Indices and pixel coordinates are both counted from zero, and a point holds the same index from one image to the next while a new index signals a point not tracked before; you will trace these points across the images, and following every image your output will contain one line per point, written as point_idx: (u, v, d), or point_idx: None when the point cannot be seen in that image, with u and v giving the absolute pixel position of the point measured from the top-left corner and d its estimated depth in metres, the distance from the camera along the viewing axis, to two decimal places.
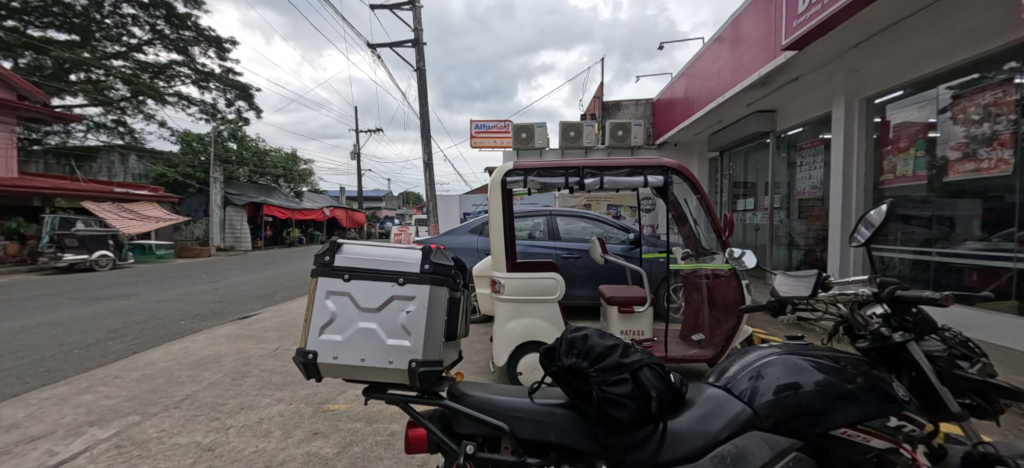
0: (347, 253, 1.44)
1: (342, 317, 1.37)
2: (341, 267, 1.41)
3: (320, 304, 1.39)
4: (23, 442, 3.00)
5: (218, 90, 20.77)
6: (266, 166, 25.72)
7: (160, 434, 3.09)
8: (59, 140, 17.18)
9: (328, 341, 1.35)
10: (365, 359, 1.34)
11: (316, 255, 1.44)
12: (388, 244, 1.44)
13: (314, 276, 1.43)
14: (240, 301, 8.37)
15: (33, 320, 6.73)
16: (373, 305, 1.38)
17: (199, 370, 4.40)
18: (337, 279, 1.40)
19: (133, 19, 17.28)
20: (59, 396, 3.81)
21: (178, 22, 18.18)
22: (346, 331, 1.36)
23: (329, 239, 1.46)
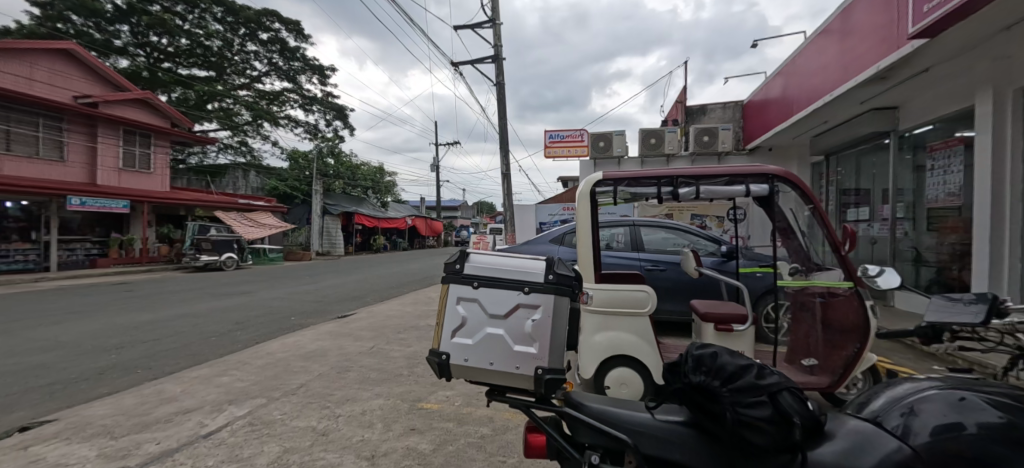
0: (475, 262, 1.55)
1: (472, 322, 1.46)
2: (471, 275, 1.51)
3: (451, 309, 1.50)
4: (180, 413, 3.57)
5: (319, 113, 23.35)
6: (358, 179, 28.16)
7: (283, 417, 3.49)
8: (198, 160, 20.33)
9: (459, 343, 1.45)
10: (492, 363, 1.41)
11: (447, 264, 1.56)
12: (513, 255, 1.52)
13: (446, 284, 1.54)
14: (336, 302, 9.20)
15: (178, 311, 7.99)
16: (501, 312, 1.46)
17: (309, 362, 4.92)
18: (467, 286, 1.50)
19: (255, 54, 20.16)
20: (203, 376, 4.49)
21: (290, 54, 20.81)
22: (475, 336, 1.45)
23: (459, 249, 1.57)
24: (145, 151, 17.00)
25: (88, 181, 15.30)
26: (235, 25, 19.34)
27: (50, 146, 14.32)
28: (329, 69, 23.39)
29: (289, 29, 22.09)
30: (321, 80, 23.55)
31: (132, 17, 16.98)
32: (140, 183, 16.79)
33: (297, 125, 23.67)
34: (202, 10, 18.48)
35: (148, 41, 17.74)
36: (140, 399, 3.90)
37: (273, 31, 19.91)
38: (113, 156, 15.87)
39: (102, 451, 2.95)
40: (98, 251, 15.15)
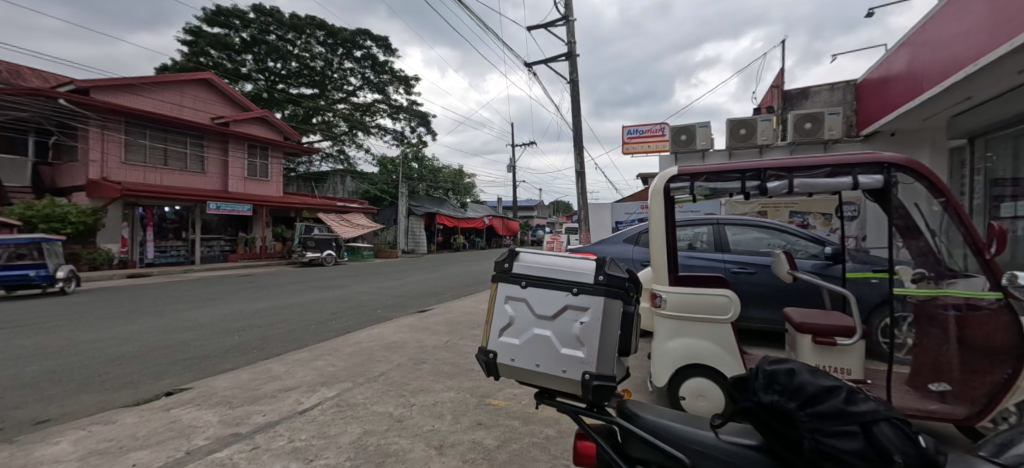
0: (525, 260, 1.53)
1: (520, 322, 1.45)
2: (519, 275, 1.50)
3: (500, 307, 1.50)
4: (281, 391, 3.98)
5: (405, 120, 24.90)
6: (439, 181, 29.46)
7: (365, 401, 3.74)
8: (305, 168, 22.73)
9: (507, 343, 1.44)
10: (539, 365, 1.39)
11: (498, 262, 1.57)
12: (564, 254, 1.48)
13: (495, 282, 1.55)
14: (417, 297, 9.69)
15: (284, 301, 8.95)
16: (549, 313, 1.42)
17: (390, 353, 5.23)
18: (515, 285, 1.49)
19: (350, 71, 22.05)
20: (301, 359, 4.97)
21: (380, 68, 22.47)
22: (523, 336, 1.43)
23: (509, 247, 1.57)
24: (264, 162, 19.32)
25: (221, 187, 17.71)
26: (335, 47, 21.79)
27: (195, 161, 16.91)
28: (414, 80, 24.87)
29: (378, 45, 23.86)
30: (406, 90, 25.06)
31: (254, 47, 19.89)
32: (260, 189, 19.12)
33: (386, 132, 25.46)
34: (308, 35, 21.07)
35: (265, 66, 20.45)
36: (252, 376, 4.42)
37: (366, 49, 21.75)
38: (240, 167, 18.26)
39: (222, 417, 3.38)
40: (229, 247, 17.58)
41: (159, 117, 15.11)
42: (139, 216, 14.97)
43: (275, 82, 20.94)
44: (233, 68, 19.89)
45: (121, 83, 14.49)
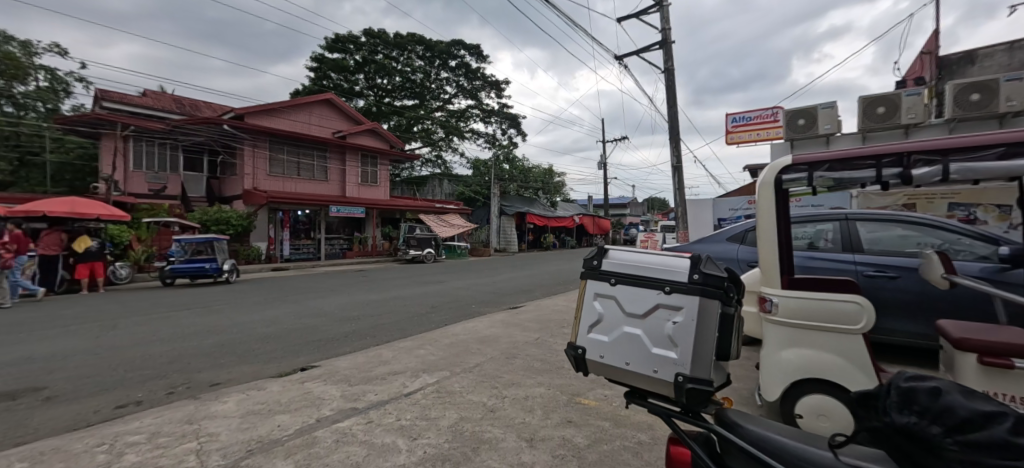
0: (614, 258, 1.52)
1: (606, 318, 1.44)
2: (608, 272, 1.50)
3: (588, 304, 1.51)
4: (388, 374, 4.37)
5: (496, 123, 25.83)
6: (529, 180, 29.79)
7: (461, 390, 3.96)
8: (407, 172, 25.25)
9: (595, 339, 1.45)
10: (627, 363, 1.37)
11: (586, 259, 1.58)
12: (655, 251, 1.44)
13: (584, 279, 1.56)
14: (509, 294, 9.94)
15: (389, 293, 9.81)
16: (639, 312, 1.39)
17: (484, 346, 5.44)
18: (604, 282, 1.49)
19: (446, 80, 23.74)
20: (405, 347, 5.40)
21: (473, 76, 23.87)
22: (609, 332, 1.42)
23: (598, 244, 1.58)
24: (374, 169, 21.26)
25: (341, 192, 19.97)
26: (432, 59, 23.79)
27: (321, 171, 19.35)
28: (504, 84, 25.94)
29: (471, 53, 25.03)
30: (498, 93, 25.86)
31: (365, 67, 22.71)
32: (371, 194, 21.02)
33: (479, 136, 26.55)
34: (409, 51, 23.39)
35: (374, 82, 23.07)
36: (366, 359, 4.91)
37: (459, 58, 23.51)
38: (355, 174, 20.36)
39: (343, 393, 3.82)
40: (347, 245, 19.60)
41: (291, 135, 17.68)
42: (279, 218, 17.38)
43: (382, 96, 23.41)
44: (349, 88, 22.91)
45: (267, 107, 17.15)
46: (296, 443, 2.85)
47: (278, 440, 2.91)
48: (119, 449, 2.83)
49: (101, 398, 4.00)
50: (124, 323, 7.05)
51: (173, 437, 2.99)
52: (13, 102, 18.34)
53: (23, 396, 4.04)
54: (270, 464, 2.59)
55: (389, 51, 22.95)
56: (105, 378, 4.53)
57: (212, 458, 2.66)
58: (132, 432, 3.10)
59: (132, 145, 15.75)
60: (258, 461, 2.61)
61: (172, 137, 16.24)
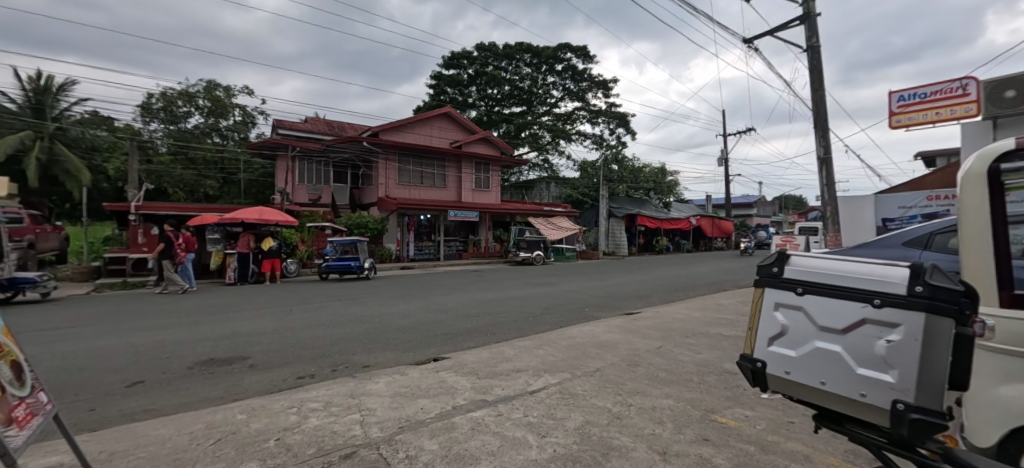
0: (798, 267, 1.70)
1: (799, 332, 1.63)
2: (794, 282, 1.68)
3: (772, 313, 1.74)
4: (512, 371, 4.54)
5: (604, 124, 26.51)
6: (640, 181, 28.51)
7: (584, 394, 3.93)
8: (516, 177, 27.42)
9: (784, 352, 1.67)
10: (823, 382, 1.54)
11: (767, 266, 1.81)
12: (855, 263, 1.54)
13: (766, 288, 1.79)
14: (623, 299, 9.60)
15: (502, 293, 10.24)
16: (839, 327, 1.53)
17: (603, 352, 5.33)
18: (791, 292, 1.69)
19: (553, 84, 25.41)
20: (524, 346, 5.55)
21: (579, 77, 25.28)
22: (800, 348, 1.61)
23: (782, 255, 1.76)
24: (486, 175, 22.31)
25: (457, 197, 21.39)
26: (539, 65, 24.97)
27: (440, 179, 21.05)
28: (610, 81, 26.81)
29: (577, 55, 24.81)
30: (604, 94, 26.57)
31: (477, 79, 24.75)
32: (484, 199, 22.13)
33: (586, 137, 26.86)
34: (517, 60, 24.83)
35: (486, 93, 25.17)
36: (490, 355, 5.16)
37: (565, 61, 24.76)
38: (470, 181, 21.68)
39: (474, 384, 4.09)
40: (462, 247, 20.76)
41: (415, 147, 19.65)
42: (406, 223, 19.19)
43: (493, 105, 25.40)
44: (462, 100, 25.36)
45: (396, 124, 19.34)
46: (438, 426, 3.12)
47: (423, 421, 3.22)
48: (304, 413, 3.41)
49: (285, 369, 4.88)
50: (295, 309, 8.49)
51: (341, 407, 3.51)
52: (220, 135, 23.57)
53: (235, 363, 5.12)
54: (419, 441, 2.87)
55: (499, 62, 24.73)
56: (287, 353, 5.51)
57: (373, 430, 3.04)
58: (311, 400, 3.72)
59: (299, 164, 19.11)
60: (409, 437, 2.92)
61: (326, 154, 19.22)
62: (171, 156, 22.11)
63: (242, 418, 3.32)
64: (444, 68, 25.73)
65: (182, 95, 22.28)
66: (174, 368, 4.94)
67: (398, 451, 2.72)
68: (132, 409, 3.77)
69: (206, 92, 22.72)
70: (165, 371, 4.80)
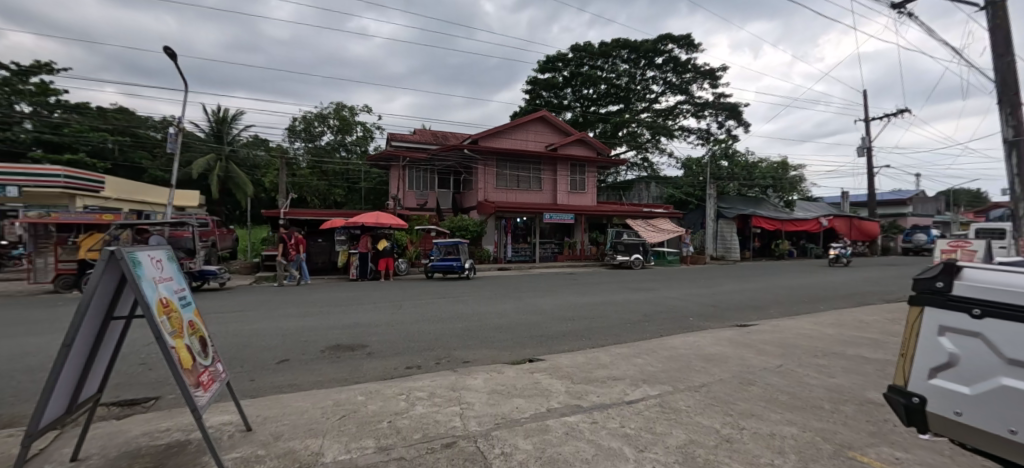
0: (974, 286, 1.62)
1: (980, 365, 1.55)
2: (969, 301, 1.61)
3: (941, 336, 1.68)
4: (610, 379, 4.42)
5: (712, 116, 24.91)
6: (755, 177, 25.69)
7: (688, 411, 3.69)
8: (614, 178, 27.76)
9: (958, 386, 1.61)
10: (1013, 431, 1.47)
11: (930, 280, 1.75)
12: None
13: (931, 306, 1.73)
14: (735, 308, 8.74)
15: (599, 297, 10.06)
16: None
17: (711, 367, 4.93)
18: (966, 314, 1.61)
19: (653, 79, 24.49)
20: (623, 354, 5.37)
21: (682, 69, 23.97)
22: (978, 385, 1.54)
23: (954, 270, 1.70)
24: (581, 177, 22.08)
25: (552, 200, 21.50)
26: (637, 59, 24.13)
27: (536, 182, 21.36)
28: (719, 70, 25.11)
29: (681, 45, 23.46)
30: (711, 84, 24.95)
31: (573, 80, 24.75)
32: (580, 201, 21.93)
33: (690, 132, 25.55)
34: (614, 57, 24.28)
35: (581, 94, 25.12)
36: (586, 360, 5.06)
37: (667, 53, 23.57)
38: (565, 183, 21.65)
39: (569, 389, 4.09)
40: (557, 249, 20.76)
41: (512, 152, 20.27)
42: (503, 225, 19.83)
43: (588, 106, 25.26)
44: (558, 103, 25.66)
45: (493, 130, 20.14)
46: (533, 427, 3.18)
47: (518, 420, 3.31)
48: (411, 400, 3.73)
49: (397, 359, 5.36)
50: (406, 305, 9.27)
51: (443, 399, 3.77)
52: (346, 149, 26.61)
53: (356, 349, 5.77)
54: (513, 439, 2.96)
55: (595, 61, 24.44)
56: (399, 345, 6.05)
57: (471, 423, 3.22)
58: (417, 389, 4.04)
59: (409, 173, 20.87)
60: (503, 434, 3.03)
61: (432, 162, 20.69)
62: (309, 169, 25.64)
63: (361, 400, 3.74)
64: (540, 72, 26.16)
65: (317, 117, 25.73)
66: (310, 350, 5.74)
67: (494, 447, 2.84)
68: (280, 382, 4.48)
69: (335, 113, 25.90)
70: (303, 352, 5.60)
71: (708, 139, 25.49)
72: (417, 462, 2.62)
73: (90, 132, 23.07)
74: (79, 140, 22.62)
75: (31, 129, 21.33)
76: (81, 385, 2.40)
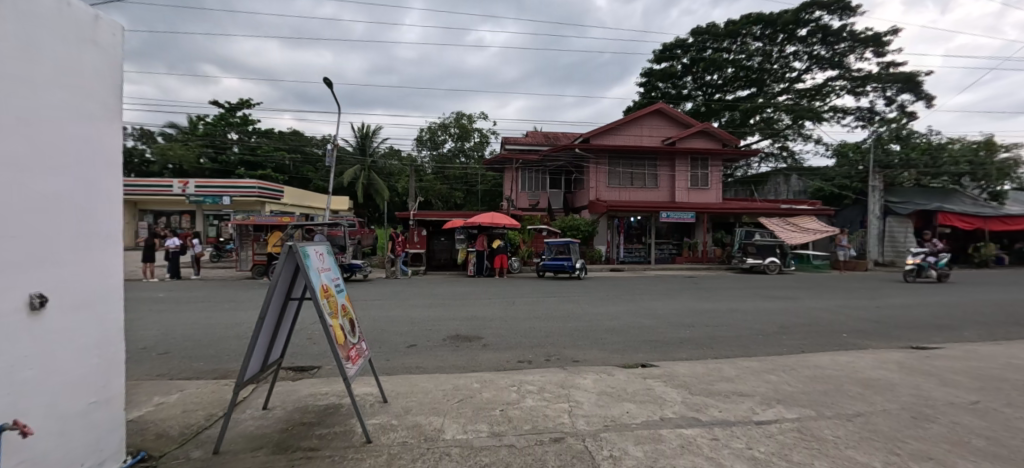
0: None
1: None
2: None
3: None
4: (734, 394, 3.91)
5: (878, 90, 21.07)
6: (942, 165, 19.64)
7: (836, 440, 2.98)
8: (744, 171, 26.82)
9: None
10: None
11: None
12: None
13: None
14: (910, 327, 7.11)
15: (725, 305, 9.13)
16: None
17: (870, 392, 3.94)
18: None
19: (795, 54, 21.81)
20: (754, 369, 4.70)
21: (833, 39, 20.82)
22: None
23: None
24: (704, 172, 20.39)
25: (670, 198, 20.31)
26: (774, 35, 21.59)
27: (652, 178, 20.38)
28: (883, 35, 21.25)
29: (833, 10, 20.30)
30: (876, 53, 21.07)
31: (694, 67, 23.12)
32: (702, 198, 20.29)
33: (846, 113, 22.20)
34: (744, 36, 22.03)
35: (704, 81, 23.34)
36: (707, 370, 4.68)
37: (813, 22, 20.62)
38: (684, 179, 20.23)
39: (686, 400, 3.77)
40: (676, 250, 19.63)
41: (626, 148, 19.66)
42: (615, 225, 19.40)
43: (712, 93, 23.42)
44: (677, 93, 24.23)
45: (605, 128, 19.79)
46: (644, 434, 3.07)
47: (629, 425, 3.23)
48: (522, 393, 3.92)
49: (510, 353, 5.63)
50: (519, 302, 9.64)
51: (552, 394, 3.88)
52: (465, 155, 28.40)
53: (474, 341, 6.21)
54: (623, 444, 2.91)
55: (721, 43, 22.46)
56: (513, 339, 6.34)
57: (579, 422, 3.27)
58: (528, 383, 4.22)
59: (523, 174, 21.57)
60: (613, 438, 3.00)
61: (545, 163, 21.09)
62: (434, 175, 28.03)
63: (477, 387, 4.05)
64: (657, 62, 25.00)
65: (441, 126, 28.07)
66: (434, 337, 6.34)
67: (603, 449, 2.83)
68: (410, 364, 5.07)
69: (456, 121, 27.91)
70: (428, 339, 6.22)
71: (870, 121, 22.31)
72: (527, 452, 2.77)
73: (273, 152, 28.35)
74: (267, 158, 28.11)
75: (237, 152, 27.19)
76: (269, 349, 3.06)
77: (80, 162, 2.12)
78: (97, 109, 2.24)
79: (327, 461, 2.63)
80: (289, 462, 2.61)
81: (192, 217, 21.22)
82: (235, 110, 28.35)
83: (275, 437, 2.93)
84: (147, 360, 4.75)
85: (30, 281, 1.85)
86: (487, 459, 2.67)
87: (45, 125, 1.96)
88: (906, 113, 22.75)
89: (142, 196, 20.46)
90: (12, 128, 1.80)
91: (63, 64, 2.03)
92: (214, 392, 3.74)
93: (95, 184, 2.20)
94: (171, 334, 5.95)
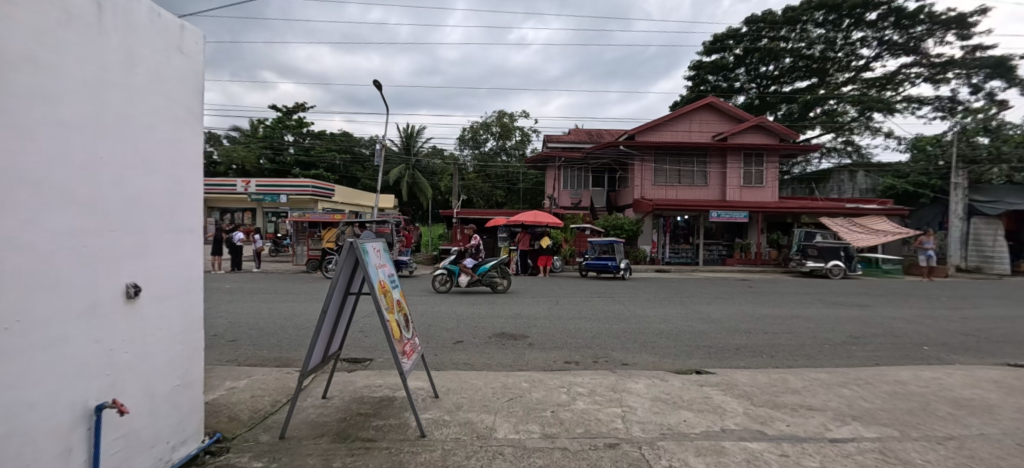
0: None
1: None
2: None
3: None
4: (803, 408, 3.64)
5: (960, 78, 19.07)
6: None
7: (928, 465, 2.71)
8: (801, 169, 25.46)
9: None
10: None
11: None
12: None
13: None
14: (1007, 342, 6.35)
15: (784, 311, 8.60)
16: None
17: (964, 413, 3.56)
18: None
19: (862, 41, 20.17)
20: (823, 381, 4.38)
21: (907, 22, 19.06)
22: None
23: None
24: (759, 168, 19.29)
25: (721, 196, 19.38)
26: (839, 21, 20.01)
27: (701, 176, 19.56)
28: (968, 15, 19.18)
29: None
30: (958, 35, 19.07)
31: (747, 58, 21.97)
32: (756, 196, 19.23)
33: (923, 103, 20.29)
34: (804, 22, 20.56)
35: (758, 72, 22.16)
36: (770, 380, 4.40)
37: (884, 5, 18.94)
38: (737, 177, 19.26)
39: (748, 411, 3.56)
40: (726, 252, 18.75)
41: (673, 144, 18.97)
42: (661, 224, 18.74)
43: (767, 86, 22.21)
44: (728, 86, 23.16)
45: (652, 124, 19.21)
46: (706, 445, 2.92)
47: (687, 435, 3.09)
48: (573, 395, 3.86)
49: (556, 353, 5.58)
50: (563, 301, 9.55)
51: (605, 398, 3.79)
52: (507, 154, 28.55)
53: (519, 339, 6.21)
54: (683, 454, 2.78)
55: (777, 31, 21.15)
56: (559, 339, 6.28)
57: (635, 429, 3.16)
58: (578, 385, 4.15)
59: (565, 172, 21.37)
60: (672, 447, 2.88)
61: (587, 161, 20.78)
62: (476, 173, 28.32)
63: (526, 386, 4.02)
64: (707, 54, 23.99)
65: (482, 126, 28.33)
66: (480, 335, 6.38)
67: (662, 458, 2.72)
68: (458, 360, 5.13)
69: (497, 120, 28.09)
70: (475, 336, 6.28)
71: (950, 111, 20.32)
72: (581, 456, 2.71)
73: (325, 153, 29.75)
74: (320, 159, 29.62)
75: (292, 153, 28.74)
76: (329, 342, 3.18)
77: (169, 164, 2.28)
78: (184, 114, 2.41)
79: (384, 452, 2.69)
80: (348, 452, 2.69)
81: (252, 214, 22.63)
82: (291, 114, 29.98)
83: (335, 426, 3.03)
84: (218, 347, 5.09)
85: (127, 271, 2.01)
86: (541, 461, 2.64)
87: (143, 130, 2.12)
88: (996, 101, 20.46)
89: (209, 195, 22.06)
90: (115, 134, 1.96)
91: (155, 68, 2.19)
92: (277, 380, 3.94)
93: (182, 182, 2.37)
94: (237, 322, 6.35)
